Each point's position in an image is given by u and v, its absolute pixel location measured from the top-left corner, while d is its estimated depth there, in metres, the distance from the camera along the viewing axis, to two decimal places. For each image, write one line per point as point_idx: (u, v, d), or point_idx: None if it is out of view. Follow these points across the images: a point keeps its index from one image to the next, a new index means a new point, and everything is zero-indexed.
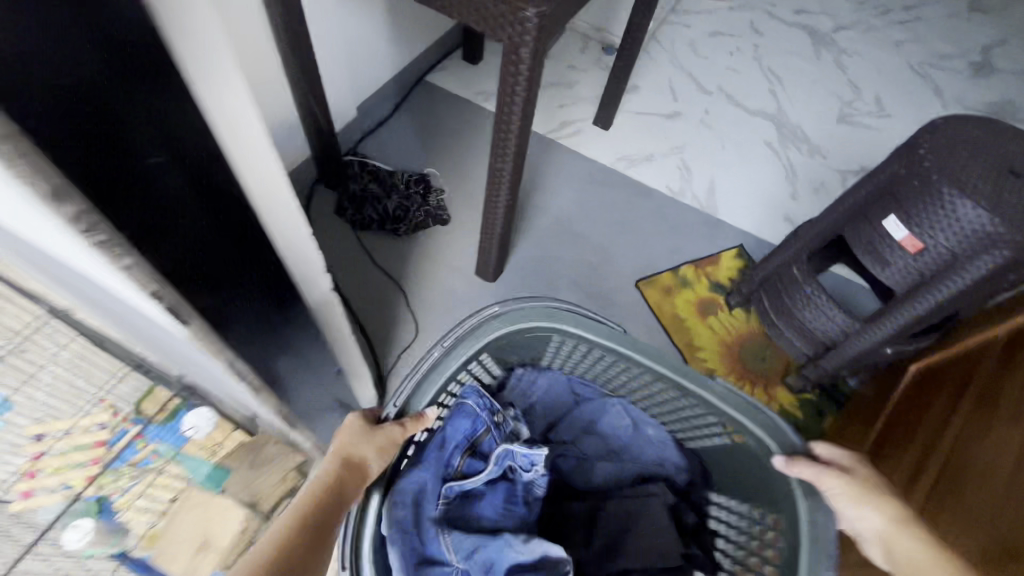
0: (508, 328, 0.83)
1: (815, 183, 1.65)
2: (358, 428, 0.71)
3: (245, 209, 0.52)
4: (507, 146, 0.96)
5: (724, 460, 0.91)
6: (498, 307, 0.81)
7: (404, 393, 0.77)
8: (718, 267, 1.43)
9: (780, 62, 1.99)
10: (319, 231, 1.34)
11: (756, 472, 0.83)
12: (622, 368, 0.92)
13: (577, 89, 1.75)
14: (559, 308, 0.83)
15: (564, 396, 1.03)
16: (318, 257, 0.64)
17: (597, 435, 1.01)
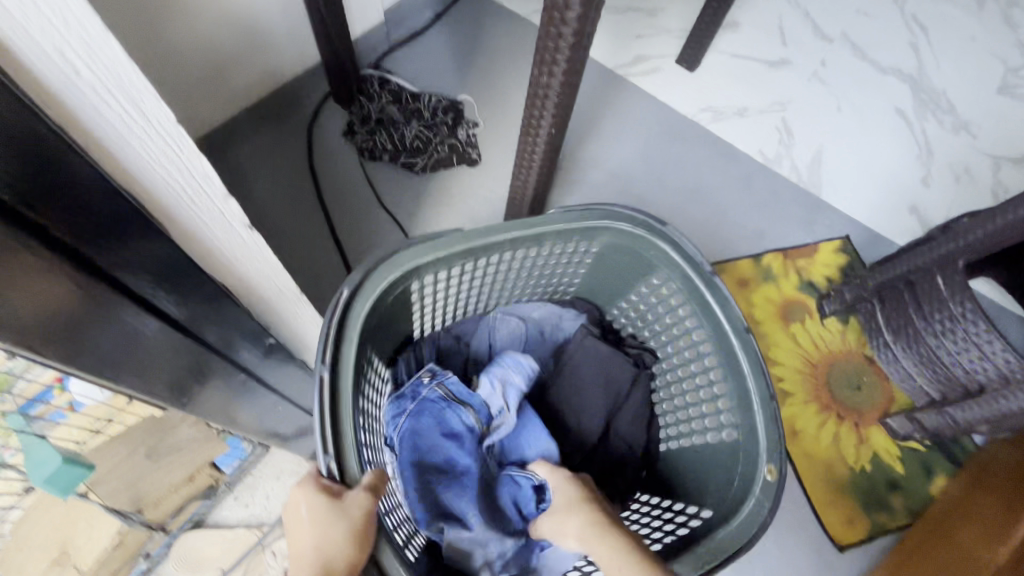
0: (386, 285, 0.61)
1: (954, 168, 1.27)
2: (325, 512, 0.50)
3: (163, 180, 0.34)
4: (557, 59, 0.65)
5: (614, 287, 0.83)
6: (357, 280, 0.59)
7: (329, 432, 0.53)
8: (812, 260, 1.12)
9: (929, 7, 1.54)
10: (322, 157, 1.10)
11: (627, 260, 0.76)
12: (496, 272, 0.74)
13: (662, 19, 1.39)
14: (401, 249, 0.62)
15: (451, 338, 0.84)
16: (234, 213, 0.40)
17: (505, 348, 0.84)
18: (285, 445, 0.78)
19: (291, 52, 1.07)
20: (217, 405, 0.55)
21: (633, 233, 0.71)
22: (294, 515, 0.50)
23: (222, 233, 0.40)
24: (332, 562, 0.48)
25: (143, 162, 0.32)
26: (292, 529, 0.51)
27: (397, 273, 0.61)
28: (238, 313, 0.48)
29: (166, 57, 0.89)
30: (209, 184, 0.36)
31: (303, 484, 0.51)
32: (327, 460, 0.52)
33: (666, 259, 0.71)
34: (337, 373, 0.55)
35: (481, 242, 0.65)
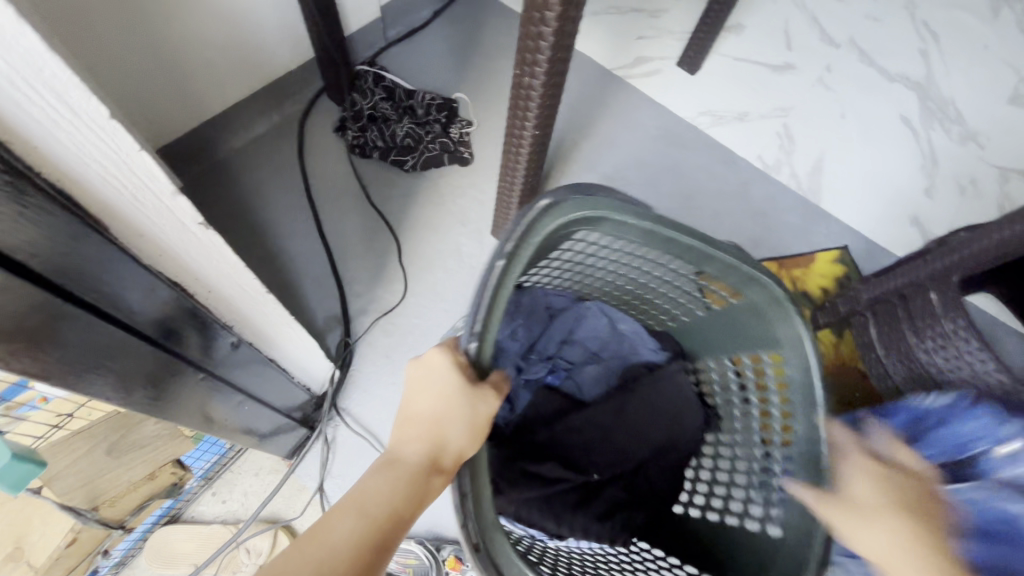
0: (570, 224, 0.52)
1: (960, 179, 1.24)
2: (455, 394, 0.50)
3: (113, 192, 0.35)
4: (538, 58, 0.64)
5: (710, 336, 0.72)
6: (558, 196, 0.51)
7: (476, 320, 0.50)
8: (808, 270, 1.09)
9: (940, 14, 1.50)
10: (314, 152, 1.10)
11: (752, 327, 0.63)
12: (634, 264, 0.65)
13: (664, 20, 1.37)
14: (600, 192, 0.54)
15: (538, 313, 0.77)
16: (186, 221, 0.40)
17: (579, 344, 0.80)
18: (260, 443, 0.77)
19: (283, 45, 1.05)
20: (184, 404, 0.54)
21: (782, 305, 0.58)
22: (424, 378, 0.50)
23: (174, 240, 0.41)
24: (449, 448, 0.50)
25: (84, 172, 0.32)
26: (414, 395, 0.52)
27: (593, 213, 0.53)
28: (195, 312, 0.47)
29: (151, 49, 0.88)
30: (153, 182, 0.36)
31: (442, 350, 0.51)
32: (470, 341, 0.50)
33: (796, 342, 0.58)
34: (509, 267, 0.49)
35: (663, 232, 0.56)
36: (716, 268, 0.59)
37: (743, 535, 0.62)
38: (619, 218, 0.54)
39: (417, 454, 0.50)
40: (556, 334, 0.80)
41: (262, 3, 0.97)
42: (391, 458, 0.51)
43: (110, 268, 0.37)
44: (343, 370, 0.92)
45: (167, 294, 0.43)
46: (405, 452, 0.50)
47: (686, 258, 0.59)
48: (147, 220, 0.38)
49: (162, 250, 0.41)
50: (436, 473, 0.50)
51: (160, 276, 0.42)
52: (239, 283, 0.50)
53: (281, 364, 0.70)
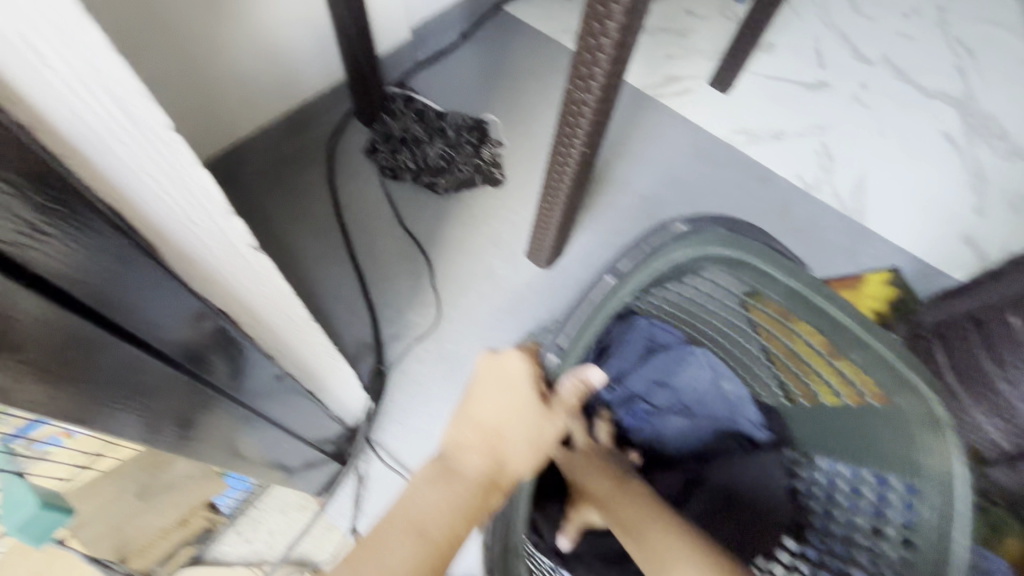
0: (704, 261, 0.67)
1: (1011, 197, 1.19)
2: (530, 409, 0.54)
3: (174, 221, 0.32)
4: (593, 73, 0.61)
5: (824, 427, 0.68)
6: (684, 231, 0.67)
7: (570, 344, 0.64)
8: (858, 291, 1.04)
9: (975, 31, 1.47)
10: (343, 174, 1.08)
11: (890, 443, 0.58)
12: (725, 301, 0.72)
13: (694, 40, 1.35)
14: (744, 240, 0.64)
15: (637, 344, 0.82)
16: (243, 250, 0.37)
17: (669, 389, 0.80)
18: (289, 479, 0.72)
19: (313, 68, 1.05)
20: (216, 439, 0.50)
21: (936, 427, 0.54)
22: (502, 384, 0.54)
23: (230, 268, 0.38)
24: (512, 464, 0.51)
25: (147, 198, 0.30)
26: (484, 398, 0.53)
27: (729, 252, 0.64)
28: (241, 346, 0.44)
29: (183, 70, 0.87)
30: (207, 200, 0.33)
31: (520, 358, 0.56)
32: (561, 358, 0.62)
33: (942, 475, 0.53)
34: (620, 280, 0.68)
35: (806, 294, 0.60)
36: (865, 356, 0.57)
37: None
38: (751, 259, 0.62)
39: (479, 466, 0.49)
40: (652, 374, 0.81)
41: (294, 26, 0.96)
42: (447, 470, 0.49)
43: (155, 297, 0.33)
44: (375, 400, 0.87)
45: (211, 323, 0.39)
46: (472, 467, 0.49)
47: (801, 310, 0.61)
48: (204, 249, 0.35)
49: (214, 282, 0.38)
50: (494, 490, 0.50)
51: (205, 304, 0.38)
52: (286, 316, 0.47)
53: (317, 395, 0.65)
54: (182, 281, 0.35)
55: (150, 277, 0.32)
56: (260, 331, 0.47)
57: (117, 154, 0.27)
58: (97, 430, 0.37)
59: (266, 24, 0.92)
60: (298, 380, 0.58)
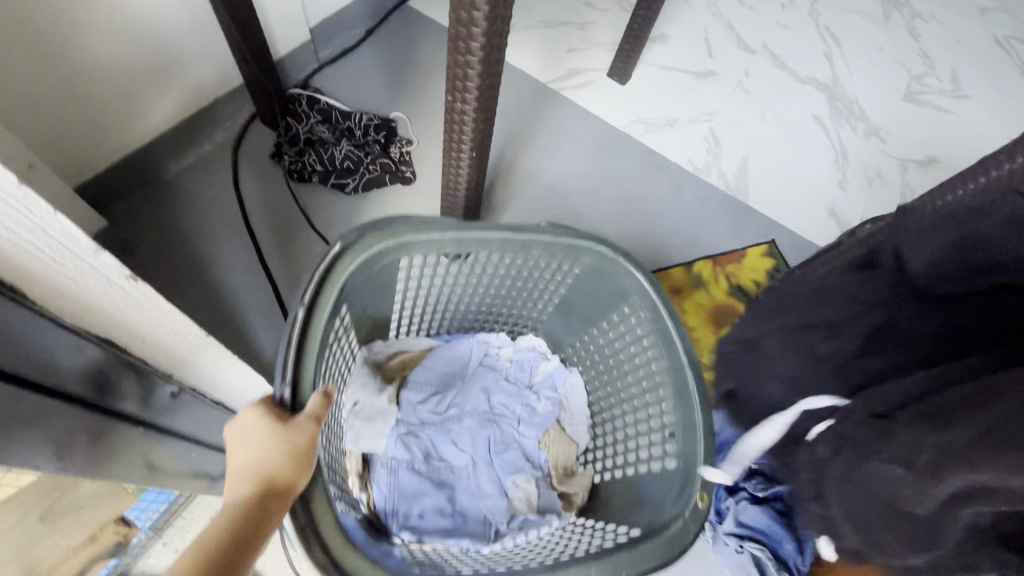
0: (411, 266, 0.70)
1: (869, 172, 1.35)
2: (267, 432, 0.52)
3: (44, 265, 0.35)
4: (468, 84, 0.66)
5: (592, 295, 0.77)
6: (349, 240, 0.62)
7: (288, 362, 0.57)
8: (740, 265, 1.16)
9: (841, 20, 1.64)
10: (249, 180, 1.07)
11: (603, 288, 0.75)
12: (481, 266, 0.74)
13: (593, 32, 1.42)
14: (394, 223, 0.65)
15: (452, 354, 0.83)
16: (120, 280, 0.40)
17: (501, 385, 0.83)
18: (211, 485, 0.74)
19: (207, 70, 1.02)
20: (124, 460, 0.52)
21: (614, 259, 0.71)
22: (237, 432, 0.52)
23: (110, 298, 0.41)
24: (274, 481, 0.50)
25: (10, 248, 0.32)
26: (232, 446, 0.52)
27: (404, 241, 0.65)
28: (134, 368, 0.46)
29: (59, 80, 0.84)
30: (72, 241, 0.35)
31: (254, 407, 0.54)
32: (284, 389, 0.56)
33: (637, 287, 0.71)
34: (310, 314, 0.59)
35: (471, 232, 0.67)
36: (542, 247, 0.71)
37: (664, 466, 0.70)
38: (420, 237, 0.66)
39: (243, 497, 0.50)
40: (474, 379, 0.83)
41: (178, 26, 0.93)
42: (223, 510, 0.49)
43: (30, 335, 0.35)
44: None
45: (97, 351, 0.42)
46: (230, 500, 0.49)
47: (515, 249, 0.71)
48: (75, 286, 0.38)
49: (96, 313, 0.41)
50: (266, 505, 0.49)
51: (87, 335, 0.41)
52: (180, 335, 0.50)
53: (227, 405, 0.68)
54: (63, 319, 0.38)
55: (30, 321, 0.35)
56: (152, 355, 0.49)
57: None
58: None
59: (145, 27, 0.89)
60: (202, 394, 0.61)
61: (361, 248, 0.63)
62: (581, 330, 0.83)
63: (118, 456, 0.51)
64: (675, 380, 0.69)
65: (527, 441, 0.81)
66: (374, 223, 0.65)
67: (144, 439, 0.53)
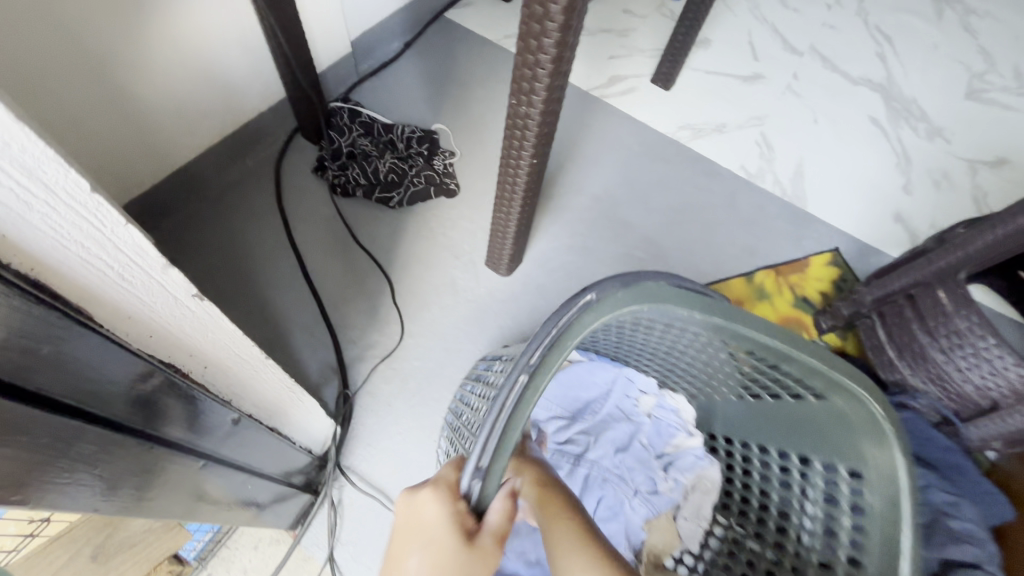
0: (622, 325, 0.60)
1: (934, 174, 1.27)
2: (449, 555, 0.40)
3: (113, 287, 0.32)
4: (534, 88, 0.62)
5: (802, 431, 0.58)
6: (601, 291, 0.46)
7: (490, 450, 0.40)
8: (804, 276, 1.09)
9: (891, 19, 1.57)
10: (292, 195, 1.05)
11: (828, 430, 0.55)
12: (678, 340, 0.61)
13: (634, 39, 1.39)
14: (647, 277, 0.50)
15: (593, 391, 0.83)
16: (189, 303, 0.37)
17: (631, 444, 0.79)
18: (259, 517, 0.70)
19: (254, 86, 1.01)
20: (174, 493, 0.48)
21: (883, 433, 0.51)
22: (414, 525, 0.41)
23: (174, 322, 0.37)
24: None
25: (80, 266, 0.29)
26: (401, 549, 0.42)
27: (651, 306, 0.49)
28: (195, 397, 0.43)
29: (107, 99, 0.82)
30: (140, 256, 0.32)
31: (436, 501, 0.41)
32: (475, 478, 0.40)
33: (888, 472, 0.51)
34: (533, 383, 0.42)
35: (734, 325, 0.52)
36: (796, 366, 0.53)
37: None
38: (670, 307, 0.50)
39: None
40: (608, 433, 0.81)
41: (224, 43, 0.92)
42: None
43: (93, 362, 0.32)
44: (344, 426, 0.86)
45: (158, 379, 0.38)
46: None
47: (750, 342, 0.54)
48: (144, 309, 0.35)
49: (161, 338, 0.38)
50: None
51: (153, 360, 0.37)
52: (242, 359, 0.47)
53: (279, 430, 0.64)
54: (130, 346, 0.35)
55: (98, 349, 0.32)
56: (212, 383, 0.46)
57: (49, 233, 0.27)
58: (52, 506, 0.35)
59: (192, 45, 0.88)
60: (259, 419, 0.57)
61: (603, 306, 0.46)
62: (747, 432, 0.67)
63: (172, 488, 0.47)
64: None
65: (635, 516, 0.74)
66: (613, 278, 0.47)
67: (200, 470, 0.49)
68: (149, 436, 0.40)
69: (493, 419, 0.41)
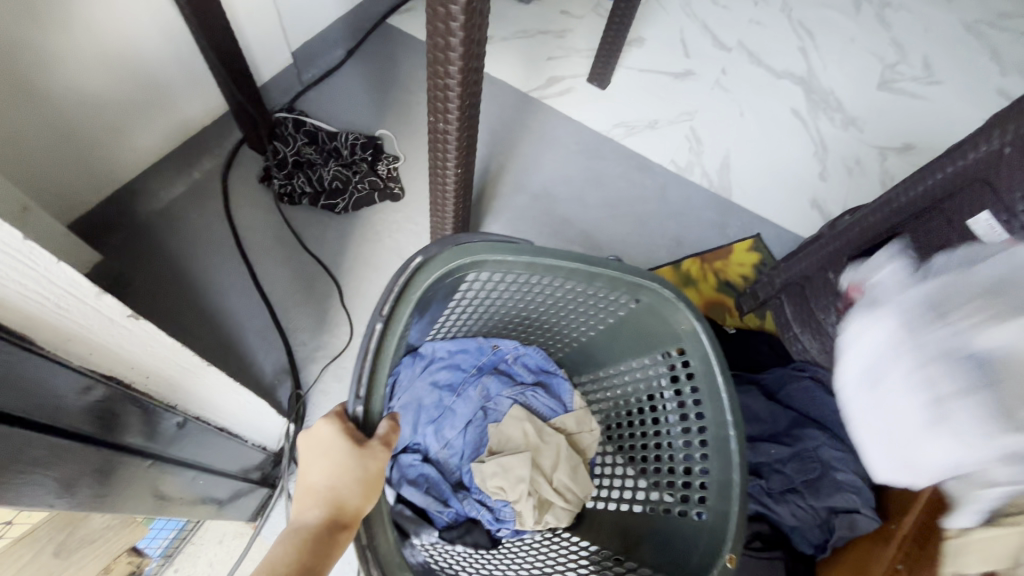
0: (469, 291, 0.71)
1: (848, 162, 1.38)
2: (340, 451, 0.54)
3: (53, 314, 0.37)
4: (448, 105, 0.70)
5: (628, 330, 0.75)
6: (428, 253, 0.60)
7: (363, 384, 0.56)
8: (727, 261, 1.18)
9: (813, 14, 1.67)
10: (239, 203, 1.09)
11: (651, 327, 0.72)
12: (534, 293, 0.73)
13: (570, 40, 1.45)
14: (474, 239, 0.63)
15: (466, 361, 0.84)
16: (128, 322, 0.42)
17: (500, 395, 0.85)
18: (220, 512, 0.75)
19: (196, 101, 1.04)
20: (134, 489, 0.54)
21: (671, 302, 0.68)
22: (315, 447, 0.55)
23: (115, 340, 0.43)
24: (347, 506, 0.53)
25: (22, 298, 0.35)
26: (311, 464, 0.55)
27: (478, 256, 0.62)
28: (139, 403, 0.48)
29: (43, 120, 0.85)
30: (76, 287, 0.37)
31: (329, 421, 0.56)
32: (357, 404, 0.56)
33: (692, 334, 0.68)
34: (387, 329, 0.57)
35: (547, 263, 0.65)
36: (606, 275, 0.67)
37: (692, 526, 0.66)
38: (490, 257, 0.63)
39: (316, 519, 0.53)
40: (474, 401, 0.84)
41: (160, 61, 0.95)
42: (294, 528, 0.54)
43: (37, 378, 0.37)
44: (298, 423, 0.91)
45: (101, 391, 0.43)
46: (304, 520, 0.53)
47: (578, 277, 0.68)
48: (84, 330, 0.40)
49: (105, 355, 0.43)
50: (338, 531, 0.53)
51: (94, 375, 0.42)
52: (183, 367, 0.52)
53: (231, 430, 0.69)
54: (73, 363, 0.40)
55: (46, 366, 0.37)
56: (157, 392, 0.51)
57: None
58: (18, 503, 0.40)
59: (128, 65, 0.91)
60: (210, 421, 0.62)
61: (446, 258, 0.61)
62: (615, 342, 0.78)
63: (129, 488, 0.52)
64: (720, 471, 0.65)
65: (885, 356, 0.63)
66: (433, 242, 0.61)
67: (152, 470, 0.54)
68: (98, 443, 0.45)
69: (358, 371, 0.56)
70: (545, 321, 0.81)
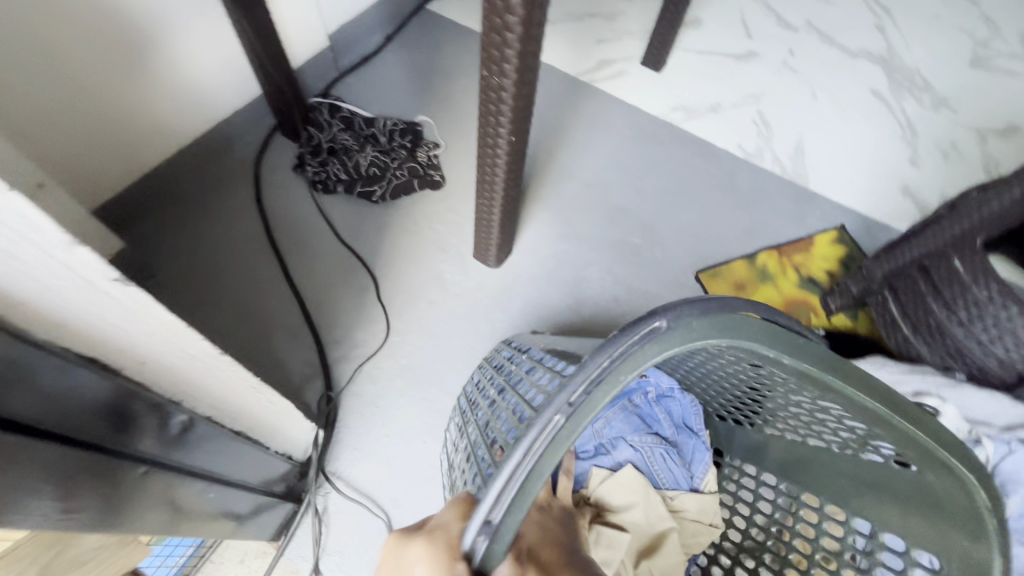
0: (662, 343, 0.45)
1: (942, 145, 1.22)
2: None
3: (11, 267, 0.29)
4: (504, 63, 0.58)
5: (846, 481, 0.47)
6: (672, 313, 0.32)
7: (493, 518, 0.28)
8: (809, 255, 1.04)
9: None
10: (272, 192, 1.02)
11: (898, 496, 0.42)
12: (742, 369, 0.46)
13: (622, 23, 1.34)
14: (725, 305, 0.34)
15: None
16: (113, 287, 0.34)
17: (623, 440, 0.64)
18: (239, 530, 0.66)
19: (229, 84, 0.98)
20: (136, 503, 0.44)
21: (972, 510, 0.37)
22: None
23: (98, 313, 0.34)
24: None
25: None
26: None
27: (731, 343, 0.35)
28: (134, 395, 0.39)
29: (66, 97, 0.79)
30: (37, 232, 0.29)
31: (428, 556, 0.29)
32: (480, 536, 0.28)
33: (968, 566, 0.38)
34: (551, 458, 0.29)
35: (830, 377, 0.36)
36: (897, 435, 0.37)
37: None
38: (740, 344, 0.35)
39: None
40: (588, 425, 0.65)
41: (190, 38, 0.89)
42: None
43: None
44: (327, 429, 0.82)
45: (84, 375, 0.34)
46: None
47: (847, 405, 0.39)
48: (54, 295, 0.31)
49: (85, 330, 0.34)
50: None
51: (70, 353, 0.34)
52: (189, 355, 0.43)
53: (252, 436, 0.60)
54: (39, 336, 0.31)
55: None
56: (159, 383, 0.42)
57: None
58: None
59: (156, 40, 0.85)
60: (226, 425, 0.53)
61: (672, 336, 0.33)
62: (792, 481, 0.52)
63: (127, 499, 0.43)
64: None
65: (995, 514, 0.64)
66: (689, 300, 0.34)
67: (158, 481, 0.45)
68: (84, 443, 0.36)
69: (518, 466, 0.29)
70: (730, 389, 0.54)
